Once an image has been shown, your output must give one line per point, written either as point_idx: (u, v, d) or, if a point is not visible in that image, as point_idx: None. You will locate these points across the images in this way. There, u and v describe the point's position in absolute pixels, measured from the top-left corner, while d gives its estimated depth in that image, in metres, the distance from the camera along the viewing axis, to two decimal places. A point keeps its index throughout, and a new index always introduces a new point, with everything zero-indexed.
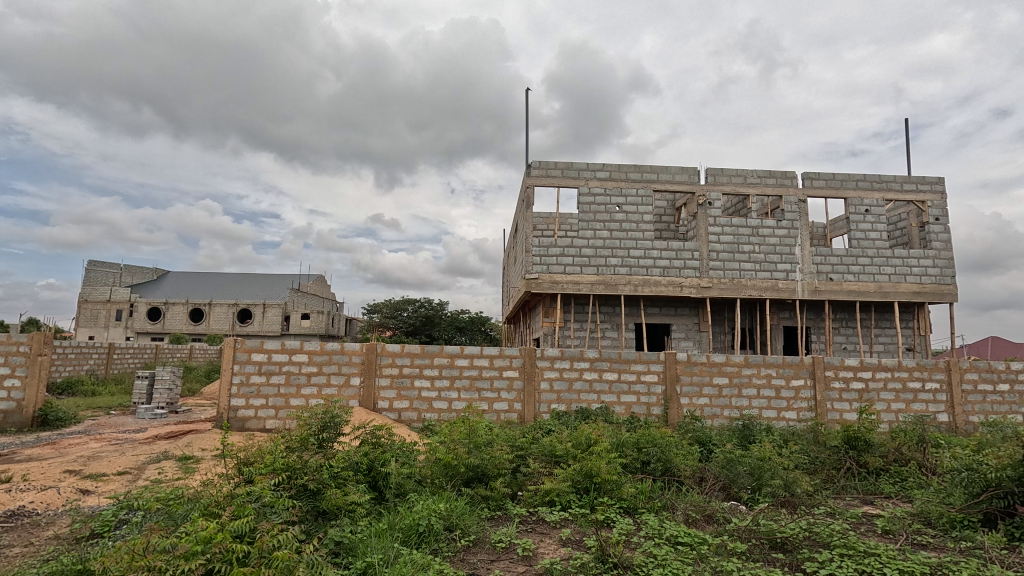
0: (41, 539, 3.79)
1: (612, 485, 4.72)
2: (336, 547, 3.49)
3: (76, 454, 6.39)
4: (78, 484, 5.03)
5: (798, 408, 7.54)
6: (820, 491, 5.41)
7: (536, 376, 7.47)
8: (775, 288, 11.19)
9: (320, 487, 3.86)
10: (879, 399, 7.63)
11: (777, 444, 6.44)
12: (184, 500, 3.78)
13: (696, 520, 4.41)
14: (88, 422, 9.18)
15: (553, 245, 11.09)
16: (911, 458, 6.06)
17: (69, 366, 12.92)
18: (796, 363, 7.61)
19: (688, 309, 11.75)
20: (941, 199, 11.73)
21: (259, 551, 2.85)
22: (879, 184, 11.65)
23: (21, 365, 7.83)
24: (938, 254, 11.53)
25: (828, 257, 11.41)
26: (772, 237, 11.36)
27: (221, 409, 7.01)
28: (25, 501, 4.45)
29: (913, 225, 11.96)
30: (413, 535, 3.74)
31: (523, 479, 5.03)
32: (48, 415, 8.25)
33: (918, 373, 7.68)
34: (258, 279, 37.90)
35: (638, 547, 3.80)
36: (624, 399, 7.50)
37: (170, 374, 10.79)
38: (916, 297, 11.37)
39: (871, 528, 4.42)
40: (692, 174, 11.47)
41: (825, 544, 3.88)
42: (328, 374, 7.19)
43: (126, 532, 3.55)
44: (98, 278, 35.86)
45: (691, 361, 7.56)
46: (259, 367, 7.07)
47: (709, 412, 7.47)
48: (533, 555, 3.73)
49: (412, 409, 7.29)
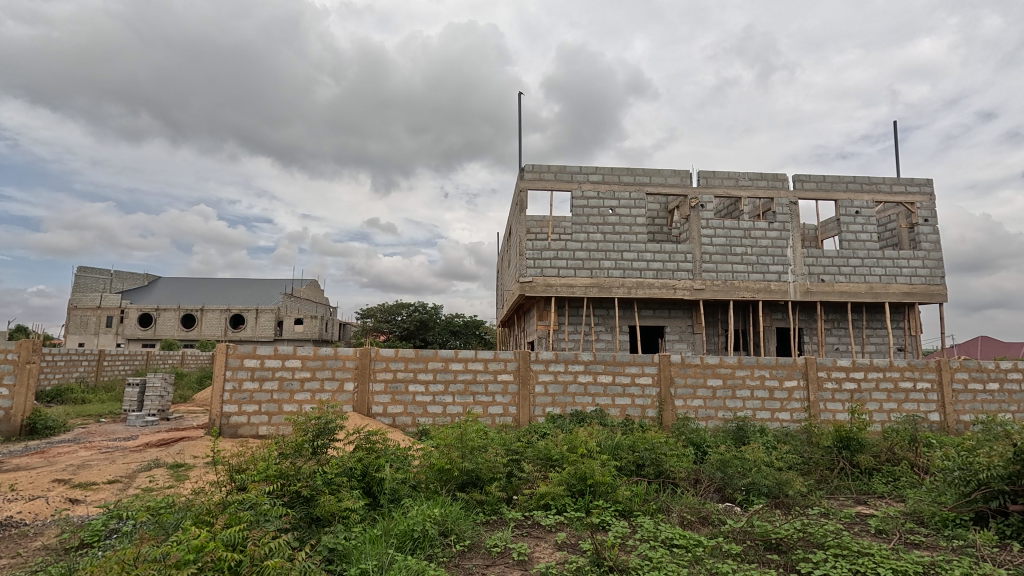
0: (29, 550, 3.71)
1: (606, 488, 4.72)
2: (329, 554, 3.46)
3: (65, 463, 6.31)
4: (66, 494, 4.95)
5: (791, 409, 7.57)
6: (813, 492, 5.44)
7: (530, 379, 7.46)
8: (767, 290, 11.27)
9: (315, 493, 3.83)
10: (872, 399, 7.70)
11: (769, 445, 6.49)
12: (175, 510, 3.74)
13: (691, 522, 4.42)
14: (77, 430, 9.05)
15: (546, 248, 11.08)
16: (903, 457, 6.09)
17: (58, 374, 12.77)
18: (789, 364, 7.64)
19: (682, 311, 11.79)
20: (930, 200, 11.89)
21: (251, 559, 2.81)
22: (868, 186, 11.78)
23: (9, 373, 7.71)
24: (928, 254, 11.65)
25: (819, 259, 11.51)
26: (764, 239, 11.44)
27: (214, 416, 6.95)
28: (13, 511, 4.36)
29: (902, 226, 12.11)
30: (407, 541, 3.71)
31: (518, 483, 4.98)
32: (37, 423, 8.15)
33: (909, 373, 7.75)
34: (251, 284, 37.77)
35: (633, 549, 3.79)
36: (619, 402, 7.51)
37: (161, 380, 10.66)
38: (907, 298, 11.47)
39: (864, 528, 4.44)
40: (684, 177, 11.53)
41: (820, 544, 3.89)
42: (323, 379, 7.14)
43: (116, 542, 3.53)
44: (89, 284, 35.76)
45: (685, 363, 7.58)
46: (251, 373, 7.01)
47: (704, 413, 7.49)
48: (528, 559, 3.72)
49: (407, 413, 7.26)
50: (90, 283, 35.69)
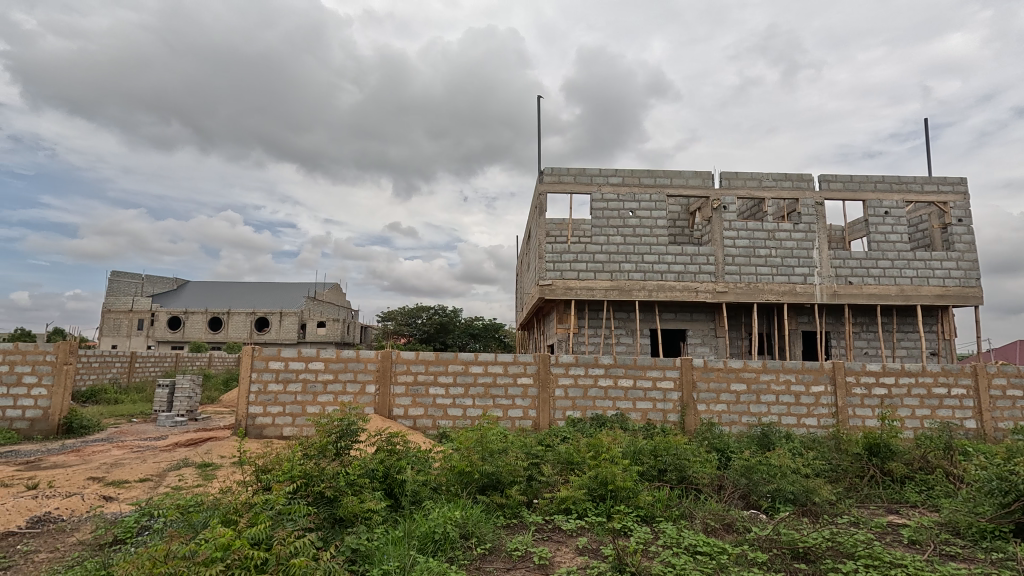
0: (66, 545, 3.85)
1: (628, 493, 4.68)
2: (352, 554, 3.50)
3: (100, 461, 6.53)
4: (100, 491, 5.11)
5: (819, 415, 7.39)
6: (843, 500, 5.29)
7: (550, 383, 7.44)
8: (792, 292, 11.02)
9: (337, 494, 3.89)
10: (903, 405, 7.46)
11: (796, 451, 6.36)
12: (203, 509, 3.84)
13: (715, 529, 4.34)
14: (111, 430, 9.34)
15: (566, 251, 11.04)
16: (937, 465, 5.88)
17: (92, 374, 13.22)
18: (816, 368, 7.45)
19: (704, 314, 11.62)
20: (964, 199, 11.49)
21: (277, 557, 2.87)
22: (898, 185, 11.45)
23: (48, 374, 8.02)
24: (962, 255, 11.26)
25: (847, 260, 11.22)
26: (789, 241, 11.21)
27: (239, 417, 7.10)
28: (51, 507, 4.52)
29: (934, 226, 11.75)
30: (429, 543, 3.73)
31: (539, 487, 4.96)
32: (73, 423, 8.44)
33: (943, 379, 7.48)
34: (276, 287, 38.52)
35: (656, 556, 3.74)
36: (639, 405, 7.43)
37: (190, 382, 10.95)
38: (940, 300, 11.09)
39: (896, 538, 4.30)
40: (706, 178, 11.39)
41: (850, 554, 3.78)
42: (345, 381, 7.24)
43: (147, 539, 3.64)
44: (122, 288, 36.98)
45: (708, 367, 7.46)
46: (276, 375, 7.15)
47: (727, 418, 7.36)
48: (549, 564, 3.70)
49: (427, 416, 7.32)
50: (122, 287, 36.88)
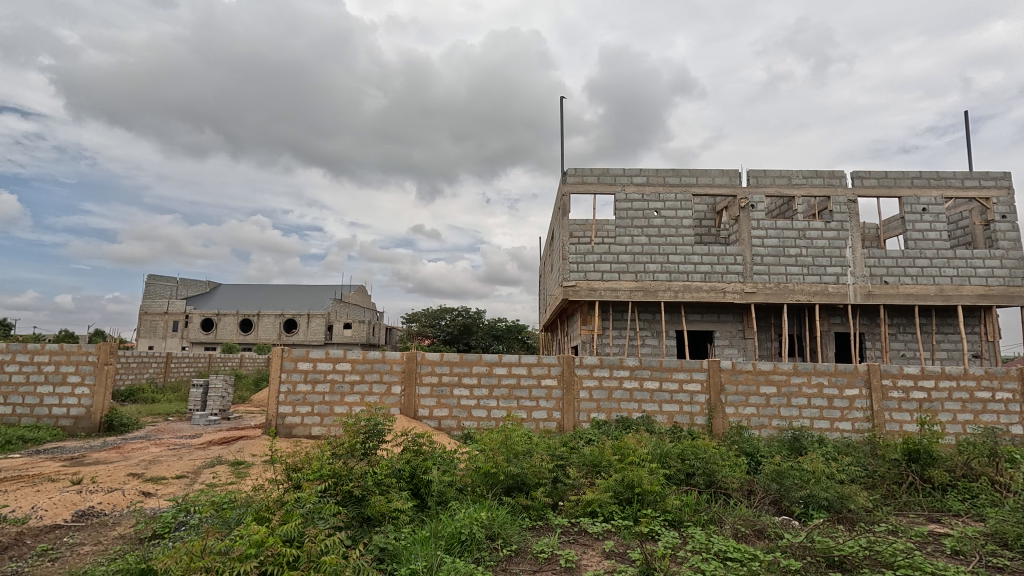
0: (108, 539, 4.00)
1: (655, 496, 4.61)
2: (380, 553, 3.55)
3: (139, 458, 6.78)
4: (140, 487, 5.30)
5: (853, 419, 7.16)
6: (880, 507, 5.11)
7: (575, 384, 7.40)
8: (824, 292, 10.72)
9: (365, 494, 3.94)
10: (944, 409, 7.17)
11: (829, 456, 6.17)
12: (237, 506, 3.95)
13: (746, 535, 4.25)
14: (148, 428, 9.68)
15: (590, 252, 10.98)
16: (982, 473, 5.62)
17: (131, 374, 13.72)
18: (850, 371, 7.22)
19: (732, 315, 11.39)
20: (1008, 195, 10.99)
21: (308, 555, 2.93)
22: (937, 181, 11.03)
23: (90, 374, 8.35)
24: (1007, 253, 10.77)
25: (882, 259, 10.86)
26: (820, 240, 10.91)
27: (270, 416, 7.28)
28: (94, 501, 4.71)
29: (976, 223, 11.27)
30: (456, 544, 3.75)
31: (564, 489, 4.94)
32: (114, 421, 8.78)
33: (987, 382, 7.17)
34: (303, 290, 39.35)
35: (684, 561, 3.68)
36: (666, 408, 7.33)
37: (223, 382, 11.27)
38: (983, 300, 10.63)
39: (938, 548, 4.14)
40: (733, 176, 11.18)
41: (889, 564, 3.65)
42: (371, 382, 7.35)
43: (184, 534, 3.75)
44: (158, 291, 38.30)
45: (736, 369, 7.31)
46: (305, 376, 7.30)
47: (756, 422, 7.20)
48: (576, 567, 3.68)
49: (452, 417, 7.37)
50: (158, 290, 38.20)
